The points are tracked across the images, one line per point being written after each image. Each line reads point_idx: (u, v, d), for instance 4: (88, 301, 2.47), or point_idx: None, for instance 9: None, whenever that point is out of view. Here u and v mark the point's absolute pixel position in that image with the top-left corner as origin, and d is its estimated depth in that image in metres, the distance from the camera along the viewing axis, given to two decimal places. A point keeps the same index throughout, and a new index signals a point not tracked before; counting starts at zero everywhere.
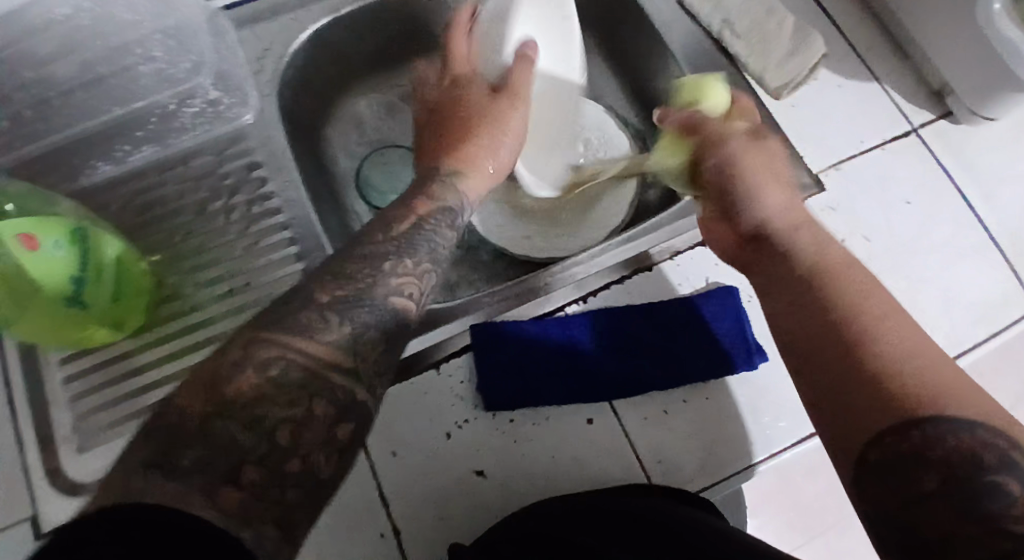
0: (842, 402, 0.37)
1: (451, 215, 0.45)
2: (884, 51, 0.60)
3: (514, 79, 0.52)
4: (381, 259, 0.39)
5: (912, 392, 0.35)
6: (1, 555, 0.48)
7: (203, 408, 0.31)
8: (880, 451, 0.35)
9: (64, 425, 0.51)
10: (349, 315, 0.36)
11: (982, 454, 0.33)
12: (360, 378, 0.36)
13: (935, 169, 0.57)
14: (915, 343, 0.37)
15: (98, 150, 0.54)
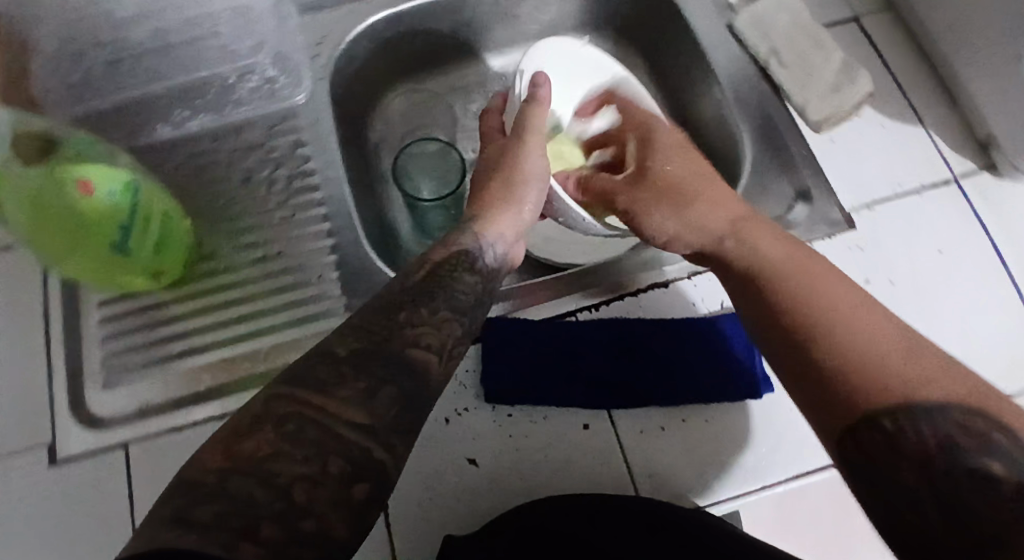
0: (823, 406, 0.37)
1: (469, 258, 0.48)
2: (932, 98, 0.60)
3: (524, 117, 0.56)
4: (399, 311, 0.41)
5: (872, 383, 0.36)
6: (16, 475, 0.51)
7: (220, 464, 0.29)
8: (860, 445, 0.35)
9: (93, 363, 0.54)
10: (365, 372, 0.36)
11: (961, 440, 0.33)
12: (376, 435, 0.33)
13: (971, 220, 0.56)
14: (863, 330, 0.38)
15: (159, 113, 0.58)
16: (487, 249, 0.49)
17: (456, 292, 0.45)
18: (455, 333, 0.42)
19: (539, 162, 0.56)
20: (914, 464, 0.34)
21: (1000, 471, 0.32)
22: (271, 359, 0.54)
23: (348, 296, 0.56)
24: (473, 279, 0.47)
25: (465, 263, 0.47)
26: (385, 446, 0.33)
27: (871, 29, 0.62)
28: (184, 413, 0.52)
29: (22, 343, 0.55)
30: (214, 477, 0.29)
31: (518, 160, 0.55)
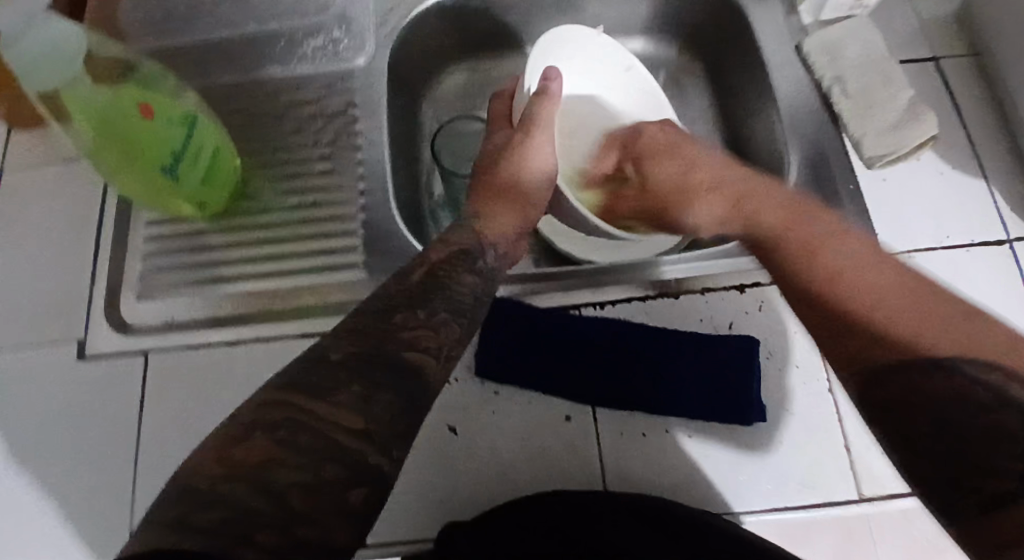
0: (844, 359, 0.41)
1: (470, 261, 0.51)
2: (1003, 151, 0.56)
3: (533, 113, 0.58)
4: (394, 312, 0.44)
5: (886, 339, 0.39)
6: (50, 362, 0.56)
7: (214, 471, 0.32)
8: (879, 395, 0.38)
9: (133, 274, 0.59)
10: (359, 376, 0.39)
11: (976, 393, 0.35)
12: (376, 440, 0.37)
13: (1020, 286, 0.52)
14: (869, 287, 0.41)
15: (231, 58, 0.63)
16: (489, 253, 0.53)
17: (456, 294, 0.48)
18: (452, 334, 0.46)
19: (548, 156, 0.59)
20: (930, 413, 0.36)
21: (1003, 411, 0.34)
22: (286, 300, 0.57)
23: (366, 254, 0.58)
24: (471, 279, 0.50)
25: (466, 264, 0.51)
26: (381, 449, 0.37)
27: (949, 70, 0.58)
28: (201, 334, 0.56)
29: (75, 246, 0.60)
30: (207, 482, 0.32)
31: (528, 165, 0.58)
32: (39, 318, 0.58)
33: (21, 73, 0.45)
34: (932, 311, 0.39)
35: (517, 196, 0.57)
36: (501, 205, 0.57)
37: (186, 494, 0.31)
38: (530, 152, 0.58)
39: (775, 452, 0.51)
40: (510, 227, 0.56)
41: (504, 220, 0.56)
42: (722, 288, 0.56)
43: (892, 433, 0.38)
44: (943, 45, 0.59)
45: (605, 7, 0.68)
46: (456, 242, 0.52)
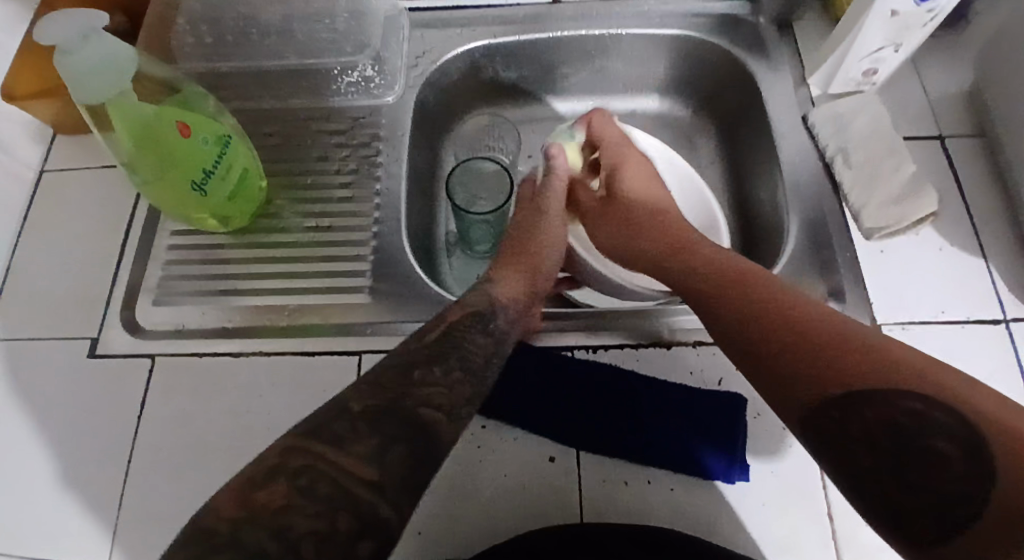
0: (778, 391, 0.41)
1: (482, 321, 0.53)
2: (1004, 232, 0.56)
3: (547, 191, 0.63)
4: (413, 368, 0.48)
5: (810, 369, 0.40)
6: (63, 356, 0.59)
7: (234, 515, 0.40)
8: (815, 427, 0.39)
9: (153, 281, 0.62)
10: (378, 428, 0.44)
11: (902, 419, 0.36)
12: (383, 492, 0.42)
13: (1013, 366, 0.52)
14: (796, 320, 0.42)
15: (268, 87, 0.67)
16: (499, 315, 0.55)
17: (469, 353, 0.51)
18: (463, 394, 0.49)
19: (558, 233, 0.62)
20: (880, 449, 0.36)
21: (948, 446, 0.34)
22: (294, 317, 0.59)
23: (375, 280, 0.60)
24: (484, 340, 0.53)
25: (477, 324, 0.53)
26: (389, 502, 0.42)
27: (956, 147, 0.59)
28: (208, 343, 0.58)
29: (102, 248, 0.63)
30: (228, 526, 0.40)
31: (545, 237, 0.61)
32: (60, 312, 0.61)
33: (74, 89, 0.49)
34: (874, 343, 0.39)
35: (531, 263, 0.60)
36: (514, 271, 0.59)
37: (203, 534, 0.40)
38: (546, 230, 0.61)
39: (757, 511, 0.51)
40: (519, 290, 0.57)
41: (517, 283, 0.58)
42: (714, 342, 0.56)
43: (849, 471, 0.38)
44: (952, 122, 0.60)
45: (625, 66, 0.71)
46: (469, 304, 0.55)
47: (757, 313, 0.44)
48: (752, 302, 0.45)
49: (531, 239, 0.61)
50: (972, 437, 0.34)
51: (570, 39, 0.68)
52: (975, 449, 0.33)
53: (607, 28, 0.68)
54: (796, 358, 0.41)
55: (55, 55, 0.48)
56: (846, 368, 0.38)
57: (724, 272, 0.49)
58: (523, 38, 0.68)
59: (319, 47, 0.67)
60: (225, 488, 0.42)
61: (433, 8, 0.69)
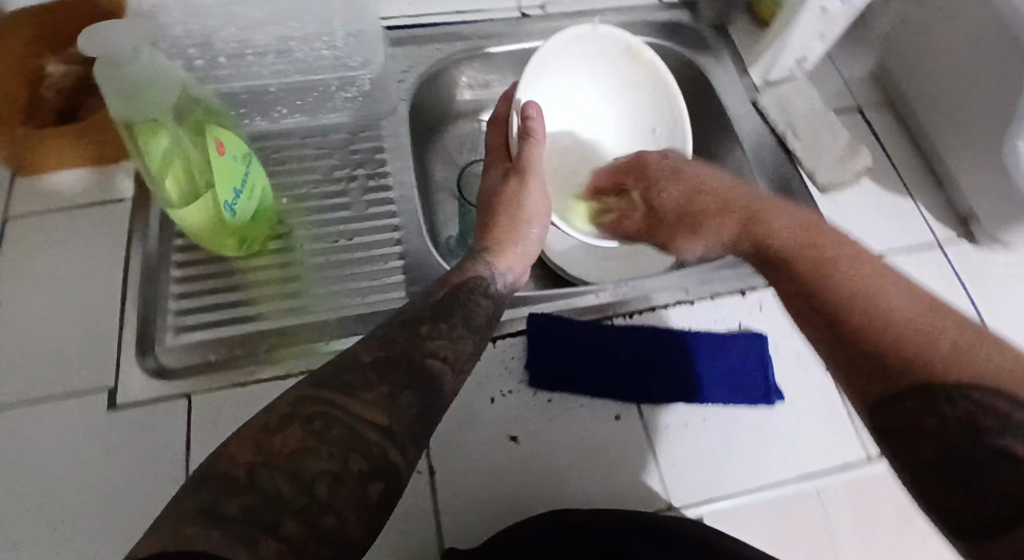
0: (857, 374, 0.43)
1: (483, 285, 0.57)
2: (921, 176, 0.70)
3: (525, 157, 0.63)
4: (421, 324, 0.51)
5: (894, 355, 0.41)
6: (76, 413, 0.54)
7: (250, 459, 0.38)
8: (890, 412, 0.41)
9: (166, 318, 0.58)
10: (387, 378, 0.45)
11: (981, 420, 0.37)
12: (392, 436, 0.42)
13: (952, 280, 0.64)
14: (890, 313, 0.42)
15: (259, 108, 0.66)
16: (497, 280, 0.58)
17: (470, 311, 0.54)
18: (466, 348, 0.52)
19: (540, 204, 0.63)
20: (943, 447, 0.39)
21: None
22: (336, 331, 0.59)
23: (408, 285, 0.61)
24: (486, 303, 0.56)
25: (478, 287, 0.56)
26: (398, 448, 0.42)
27: (871, 115, 0.73)
28: (248, 371, 0.56)
29: (98, 292, 0.59)
30: (246, 469, 0.37)
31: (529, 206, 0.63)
32: (59, 366, 0.55)
33: (117, 103, 0.47)
34: (959, 343, 0.40)
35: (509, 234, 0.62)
36: (502, 243, 0.61)
37: (210, 477, 0.37)
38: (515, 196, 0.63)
39: (795, 428, 0.59)
40: (512, 260, 0.61)
41: (503, 252, 0.60)
42: (729, 291, 0.63)
43: (907, 455, 0.40)
44: (864, 95, 0.74)
45: None
46: (469, 268, 0.58)
47: (836, 299, 0.45)
48: (840, 291, 0.45)
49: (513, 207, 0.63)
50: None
51: (541, 51, 0.74)
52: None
53: None
54: (875, 344, 0.42)
55: (100, 65, 0.46)
56: (923, 367, 0.40)
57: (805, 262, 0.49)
58: (500, 50, 0.72)
59: (318, 63, 0.67)
60: (236, 437, 0.40)
61: (411, 26, 0.71)
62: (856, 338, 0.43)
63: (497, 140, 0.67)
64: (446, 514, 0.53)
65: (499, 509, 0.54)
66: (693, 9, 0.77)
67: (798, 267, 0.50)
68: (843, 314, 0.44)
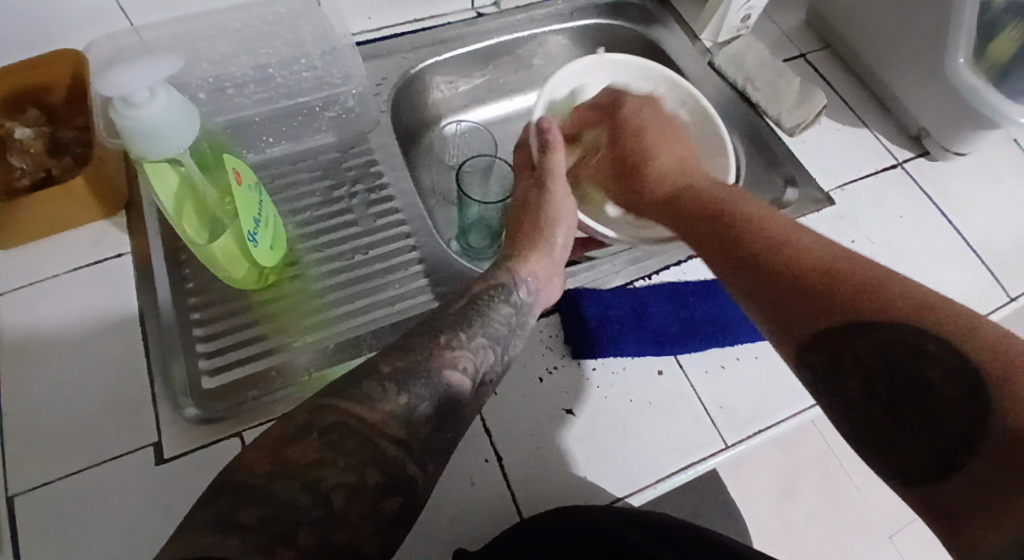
0: (790, 317, 0.43)
1: (506, 293, 0.55)
2: (870, 107, 0.76)
3: (548, 164, 0.63)
4: (441, 335, 0.49)
5: (832, 291, 0.41)
6: (125, 475, 0.52)
7: (266, 469, 0.37)
8: (820, 348, 0.41)
9: (197, 362, 0.57)
10: (404, 388, 0.45)
11: (907, 351, 0.37)
12: (411, 450, 0.43)
13: (917, 193, 0.71)
14: (803, 253, 0.44)
15: (245, 142, 0.65)
16: (522, 287, 0.56)
17: (491, 320, 0.53)
18: (487, 359, 0.50)
19: (569, 209, 0.62)
20: (874, 384, 0.38)
21: (940, 379, 0.35)
22: (373, 344, 0.59)
23: (434, 286, 0.62)
24: (507, 310, 0.54)
25: (503, 296, 0.55)
26: (416, 463, 0.43)
27: (816, 59, 0.79)
28: (297, 399, 0.56)
29: (118, 352, 0.57)
30: (262, 480, 0.36)
31: (556, 207, 0.62)
32: (96, 434, 0.53)
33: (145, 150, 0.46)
34: (872, 277, 0.41)
35: (539, 233, 0.60)
36: (527, 247, 0.59)
37: (227, 485, 0.36)
38: (539, 202, 0.62)
39: None
40: (538, 265, 0.58)
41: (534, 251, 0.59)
42: None
43: (839, 401, 0.40)
44: (806, 42, 0.80)
45: (546, 59, 0.80)
46: (490, 276, 0.56)
47: (757, 236, 0.48)
48: (761, 238, 0.47)
49: (537, 211, 0.62)
50: (966, 375, 0.34)
51: (502, 45, 0.76)
52: (968, 380, 0.34)
53: (532, 27, 0.76)
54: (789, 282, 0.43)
55: (116, 105, 0.45)
56: (841, 296, 0.41)
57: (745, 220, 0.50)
58: (466, 49, 0.74)
59: (299, 86, 0.67)
60: (248, 446, 0.39)
61: (375, 38, 0.72)
62: (775, 271, 0.44)
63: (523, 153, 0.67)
64: (522, 495, 0.54)
65: (569, 479, 0.55)
66: None
67: (723, 218, 0.52)
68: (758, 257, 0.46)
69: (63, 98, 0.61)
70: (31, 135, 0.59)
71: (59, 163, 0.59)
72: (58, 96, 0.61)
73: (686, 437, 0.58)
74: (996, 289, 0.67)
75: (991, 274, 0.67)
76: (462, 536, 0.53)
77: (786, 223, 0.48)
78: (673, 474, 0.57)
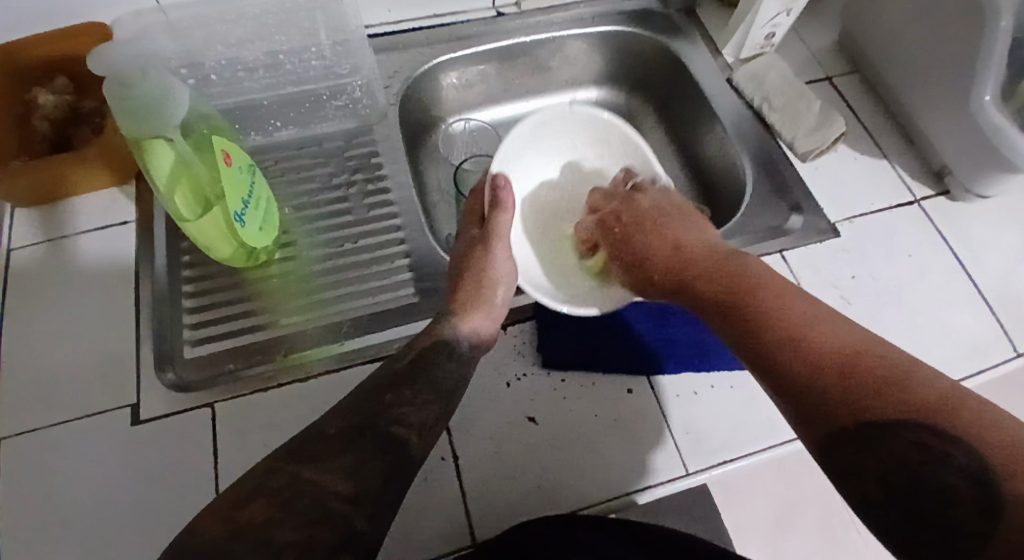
0: (801, 413, 0.39)
1: (449, 350, 0.55)
2: (894, 138, 0.73)
3: (495, 226, 0.63)
4: (385, 392, 0.49)
5: (841, 387, 0.37)
6: (102, 432, 0.55)
7: (219, 530, 0.38)
8: (833, 444, 0.37)
9: (183, 332, 0.59)
10: (353, 445, 0.45)
11: (917, 455, 0.34)
12: (360, 505, 0.42)
13: (932, 232, 0.68)
14: (812, 339, 0.40)
15: (255, 123, 0.68)
16: (463, 344, 0.56)
17: (437, 375, 0.52)
18: (433, 413, 0.50)
19: (506, 267, 0.62)
20: (887, 484, 0.35)
21: (962, 488, 0.32)
22: (349, 332, 0.60)
23: (417, 282, 0.63)
24: (452, 366, 0.54)
25: (445, 353, 0.54)
26: (364, 517, 0.42)
27: (842, 83, 0.76)
28: (271, 376, 0.57)
29: (112, 314, 0.60)
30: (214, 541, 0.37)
31: (495, 266, 0.61)
32: (81, 389, 0.57)
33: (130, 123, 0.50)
34: (886, 368, 0.37)
35: (474, 291, 0.59)
36: (470, 304, 0.58)
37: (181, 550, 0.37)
38: (484, 263, 0.61)
39: None
40: (481, 322, 0.58)
41: (473, 310, 0.58)
42: None
43: (860, 500, 0.36)
44: (834, 66, 0.77)
45: (563, 63, 0.80)
46: (436, 332, 0.56)
47: (758, 312, 0.44)
48: (763, 322, 0.43)
49: (484, 270, 0.60)
50: (987, 479, 0.32)
51: (519, 46, 0.76)
52: (989, 492, 0.31)
53: (549, 31, 0.76)
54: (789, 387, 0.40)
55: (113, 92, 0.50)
56: (844, 400, 0.37)
57: (735, 297, 0.47)
58: (480, 48, 0.74)
59: (307, 74, 0.69)
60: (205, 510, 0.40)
61: (392, 32, 0.73)
62: (776, 355, 0.41)
63: (475, 206, 0.66)
64: (473, 496, 0.55)
65: (523, 487, 0.56)
66: None
67: (727, 286, 0.49)
68: (760, 346, 0.42)
69: (89, 70, 0.64)
70: (54, 102, 0.62)
71: (78, 133, 0.63)
72: (85, 67, 0.64)
73: (647, 458, 0.57)
74: (1004, 341, 0.63)
75: (1001, 325, 0.64)
76: (407, 531, 0.54)
77: (792, 297, 0.45)
78: (634, 494, 0.56)
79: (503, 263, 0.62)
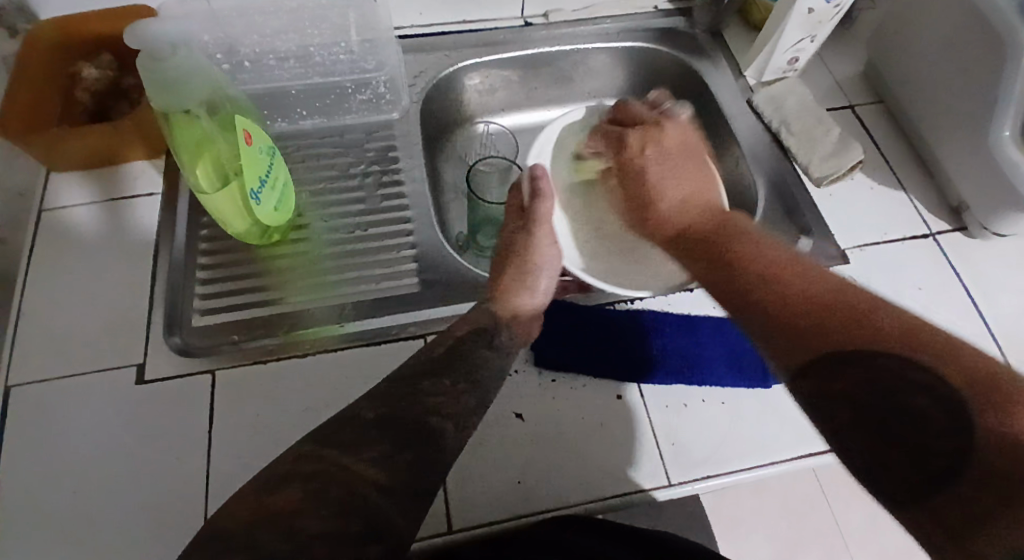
0: (780, 345, 0.42)
1: (488, 338, 0.58)
2: (913, 171, 0.73)
3: (538, 211, 0.66)
4: (422, 381, 0.52)
5: (819, 322, 0.41)
6: (106, 388, 0.57)
7: (247, 517, 0.37)
8: (813, 374, 0.40)
9: (193, 301, 0.62)
10: (386, 434, 0.46)
11: (891, 381, 0.37)
12: (392, 494, 0.42)
13: (944, 267, 0.67)
14: (797, 283, 0.44)
15: (282, 111, 0.71)
16: (502, 332, 0.59)
17: (478, 365, 0.55)
18: (468, 404, 0.52)
19: (548, 255, 0.65)
20: (861, 406, 0.38)
21: (926, 404, 0.36)
22: (350, 315, 0.62)
23: (420, 272, 0.65)
24: (490, 355, 0.57)
25: (484, 341, 0.57)
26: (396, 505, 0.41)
27: (863, 112, 0.76)
28: (271, 350, 0.59)
29: (128, 278, 0.63)
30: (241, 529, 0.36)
31: (536, 255, 0.65)
32: (90, 346, 0.59)
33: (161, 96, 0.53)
34: (857, 307, 0.41)
35: (515, 278, 0.63)
36: (509, 290, 0.62)
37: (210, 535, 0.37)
38: (526, 251, 0.65)
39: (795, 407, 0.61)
40: (522, 309, 0.61)
41: (510, 296, 0.62)
42: None
43: (833, 421, 0.40)
44: (856, 95, 0.77)
45: (587, 76, 0.81)
46: (475, 319, 0.59)
47: (737, 259, 0.49)
48: (744, 266, 0.48)
49: (525, 258, 0.64)
50: (955, 402, 0.35)
51: (545, 55, 0.78)
52: (959, 412, 0.35)
53: (574, 43, 0.78)
54: (781, 324, 0.43)
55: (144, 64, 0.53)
56: (821, 333, 0.41)
57: (722, 247, 0.51)
58: (506, 55, 0.76)
59: (336, 67, 0.72)
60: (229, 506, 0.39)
61: (422, 34, 0.76)
62: (751, 297, 0.45)
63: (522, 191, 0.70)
64: (454, 483, 0.56)
65: (504, 480, 0.56)
66: (688, 16, 0.80)
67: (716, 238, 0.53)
68: (733, 287, 0.47)
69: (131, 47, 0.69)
70: (96, 76, 0.67)
71: (116, 106, 0.68)
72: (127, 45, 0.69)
73: (630, 463, 0.57)
74: None
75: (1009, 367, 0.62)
76: None
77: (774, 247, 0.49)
78: (614, 498, 0.56)
79: (546, 250, 0.66)
